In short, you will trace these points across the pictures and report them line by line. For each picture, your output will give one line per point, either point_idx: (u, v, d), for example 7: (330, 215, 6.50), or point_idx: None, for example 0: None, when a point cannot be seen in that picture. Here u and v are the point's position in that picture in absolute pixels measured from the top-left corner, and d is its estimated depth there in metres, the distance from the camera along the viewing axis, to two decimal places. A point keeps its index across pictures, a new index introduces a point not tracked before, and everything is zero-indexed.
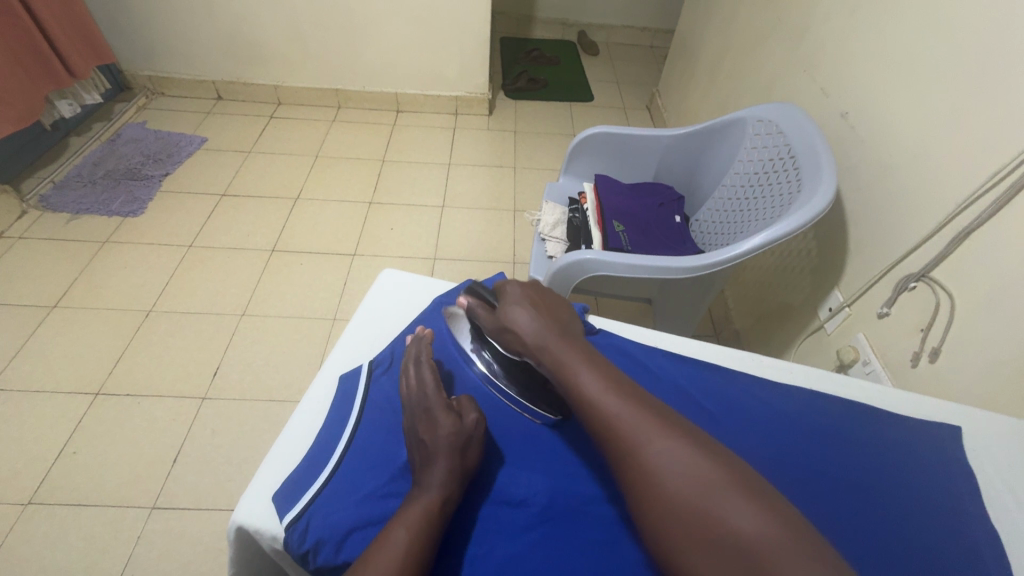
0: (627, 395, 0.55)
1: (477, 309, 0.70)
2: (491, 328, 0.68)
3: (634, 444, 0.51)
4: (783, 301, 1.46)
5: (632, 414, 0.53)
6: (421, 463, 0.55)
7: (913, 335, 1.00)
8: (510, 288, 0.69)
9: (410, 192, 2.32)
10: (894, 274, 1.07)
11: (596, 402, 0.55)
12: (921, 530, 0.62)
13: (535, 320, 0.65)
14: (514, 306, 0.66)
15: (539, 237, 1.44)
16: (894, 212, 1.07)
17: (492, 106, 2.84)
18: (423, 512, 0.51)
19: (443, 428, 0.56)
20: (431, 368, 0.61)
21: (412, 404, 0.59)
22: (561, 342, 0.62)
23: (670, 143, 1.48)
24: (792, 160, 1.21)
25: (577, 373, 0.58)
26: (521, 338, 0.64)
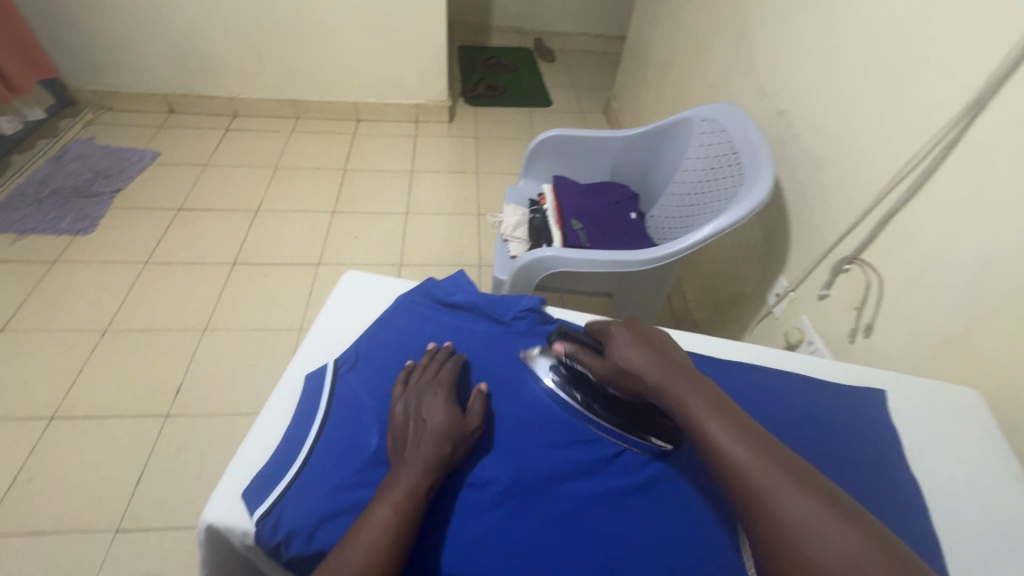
0: (763, 445, 0.55)
1: (581, 350, 0.72)
2: (601, 369, 0.69)
3: (772, 498, 0.51)
4: (736, 290, 1.53)
5: (770, 466, 0.53)
6: (414, 445, 0.58)
7: (850, 313, 1.08)
8: (619, 331, 0.72)
9: (373, 200, 2.33)
10: (831, 257, 1.15)
11: (727, 451, 0.55)
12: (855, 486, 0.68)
13: (649, 363, 0.66)
14: (628, 348, 0.68)
15: (502, 238, 1.47)
16: (828, 200, 1.15)
17: (452, 114, 2.87)
18: (406, 490, 0.54)
19: (446, 417, 0.60)
20: (451, 369, 0.66)
21: (416, 391, 0.63)
22: (682, 387, 0.63)
23: (623, 143, 1.55)
24: (735, 156, 1.28)
25: (702, 419, 0.59)
26: (638, 379, 0.66)
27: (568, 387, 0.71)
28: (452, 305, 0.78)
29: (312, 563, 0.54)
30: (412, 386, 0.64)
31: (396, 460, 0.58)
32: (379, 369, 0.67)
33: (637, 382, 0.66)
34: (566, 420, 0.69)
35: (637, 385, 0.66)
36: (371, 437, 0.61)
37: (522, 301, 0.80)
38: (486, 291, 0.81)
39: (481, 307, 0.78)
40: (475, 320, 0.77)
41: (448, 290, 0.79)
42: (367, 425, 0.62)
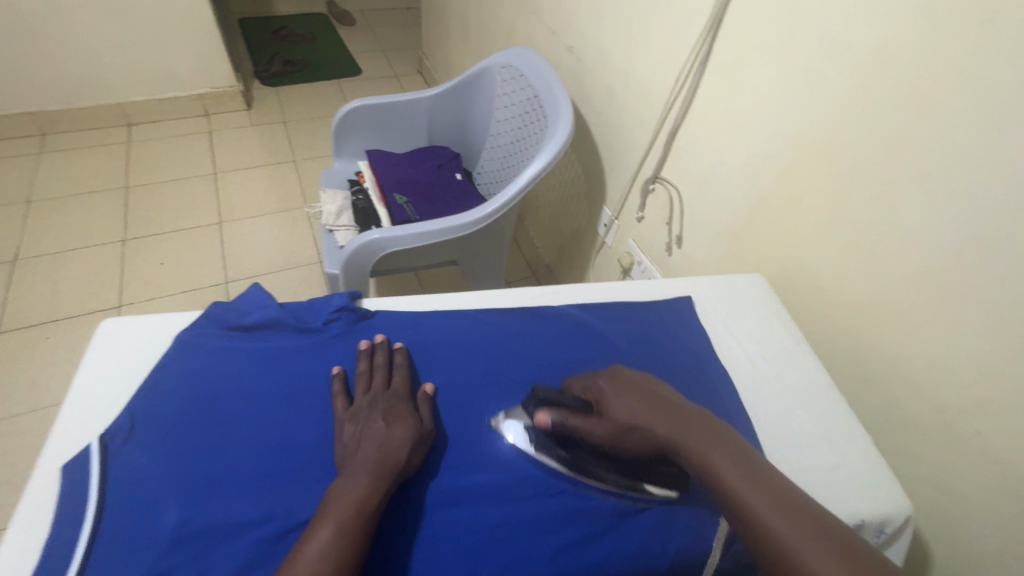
0: (789, 500, 0.54)
1: (572, 417, 0.62)
2: (600, 435, 0.61)
3: (801, 552, 0.50)
4: (574, 228, 1.59)
5: (788, 517, 0.53)
6: (370, 452, 0.55)
7: (663, 228, 1.18)
8: (607, 384, 0.64)
9: (174, 214, 1.99)
10: (638, 180, 1.23)
11: (755, 505, 0.54)
12: None
13: (659, 417, 0.61)
14: (623, 408, 0.61)
15: (326, 229, 1.34)
16: (626, 127, 1.22)
17: (249, 99, 2.52)
18: (357, 502, 0.51)
19: (404, 428, 0.58)
20: (403, 374, 0.64)
21: (367, 401, 0.60)
22: (697, 436, 0.59)
23: (431, 104, 1.48)
24: (537, 100, 1.29)
25: (716, 464, 0.57)
26: (652, 434, 0.60)
27: (552, 454, 0.62)
28: (248, 327, 0.66)
29: None
30: (360, 396, 0.61)
31: (344, 470, 0.54)
32: (167, 430, 0.56)
33: (648, 438, 0.60)
34: None
35: (651, 442, 0.60)
36: (171, 512, 0.51)
37: (332, 303, 0.70)
38: (287, 301, 0.71)
39: (284, 320, 0.67)
40: (281, 336, 0.66)
41: (242, 311, 0.67)
42: (163, 498, 0.52)
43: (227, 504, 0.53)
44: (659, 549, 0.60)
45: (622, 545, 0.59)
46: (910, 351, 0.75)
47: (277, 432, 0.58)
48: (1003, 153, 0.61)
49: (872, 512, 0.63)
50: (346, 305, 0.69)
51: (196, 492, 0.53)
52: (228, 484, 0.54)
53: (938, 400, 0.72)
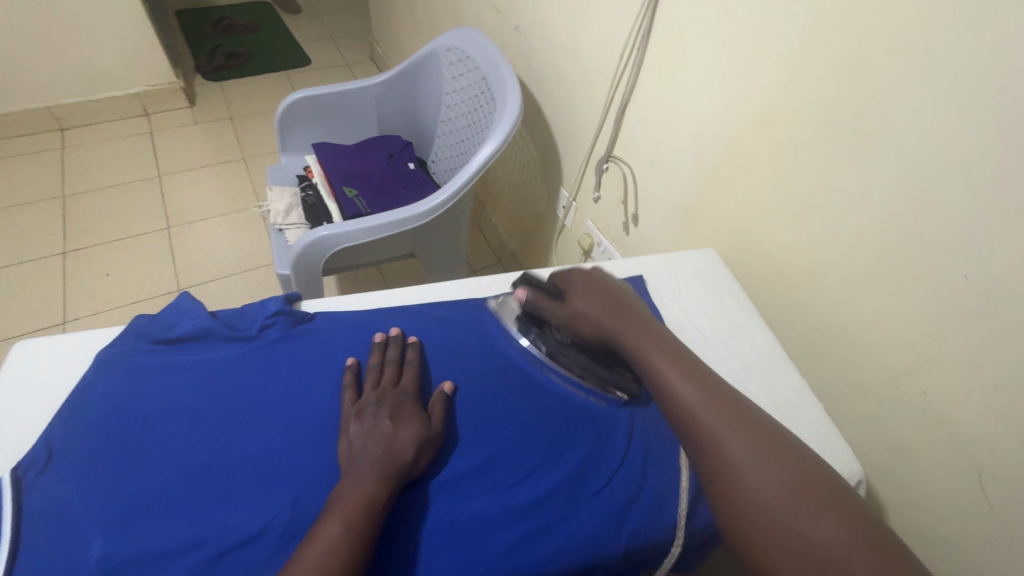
0: (708, 386, 0.61)
1: (543, 300, 0.72)
2: (562, 319, 0.71)
3: (708, 426, 0.57)
4: (534, 212, 1.57)
5: (707, 399, 0.59)
6: (377, 451, 0.55)
7: (619, 208, 1.16)
8: (577, 279, 0.73)
9: (118, 222, 1.89)
10: (592, 160, 1.21)
11: (679, 390, 0.61)
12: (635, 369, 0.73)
13: (617, 316, 0.69)
14: (583, 300, 0.70)
15: (275, 228, 1.29)
16: (576, 106, 1.20)
17: (192, 95, 2.40)
18: (362, 500, 0.51)
19: (413, 427, 0.58)
20: (414, 371, 0.64)
21: (376, 398, 0.60)
22: (643, 336, 0.67)
23: (377, 92, 1.43)
24: (485, 82, 1.25)
25: (653, 356, 0.65)
26: (606, 328, 0.68)
27: (527, 335, 0.72)
28: (175, 340, 0.62)
29: None
30: (369, 391, 0.61)
31: (351, 467, 0.54)
32: (90, 455, 0.53)
33: (601, 330, 0.69)
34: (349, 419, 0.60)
35: (596, 332, 0.69)
36: (96, 543, 0.48)
37: (267, 308, 0.67)
38: (219, 309, 0.67)
39: (214, 329, 0.63)
40: (212, 347, 0.63)
41: (168, 322, 0.63)
42: (86, 529, 0.49)
43: (157, 531, 0.50)
44: (613, 540, 0.59)
45: (574, 537, 0.58)
46: (857, 317, 0.76)
47: (211, 448, 0.55)
48: (934, 113, 0.61)
49: None
50: (283, 310, 0.65)
51: (121, 522, 0.50)
52: (158, 508, 0.51)
53: (885, 362, 0.73)
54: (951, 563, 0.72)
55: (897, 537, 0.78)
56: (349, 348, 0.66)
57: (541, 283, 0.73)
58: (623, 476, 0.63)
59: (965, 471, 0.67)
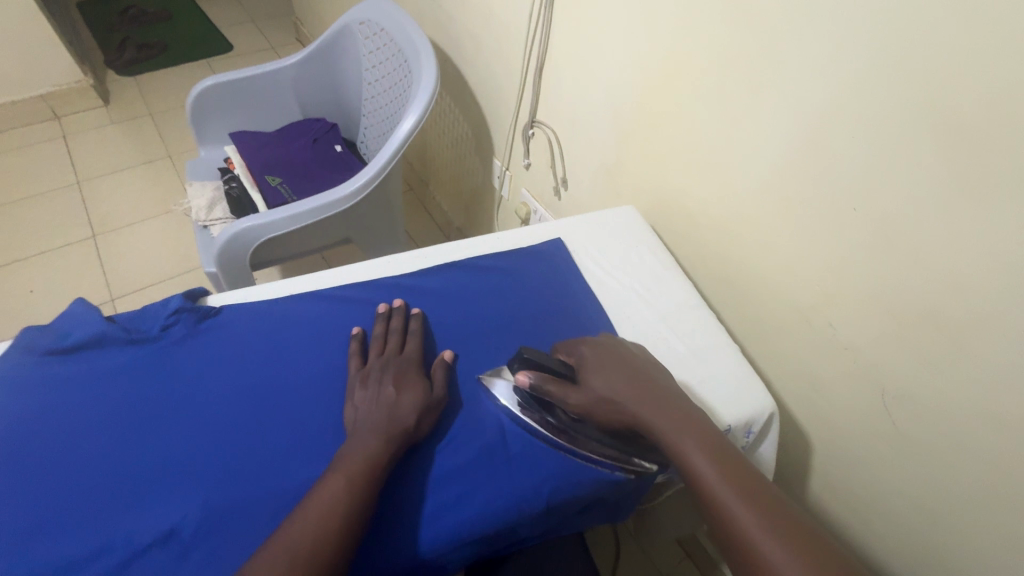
0: (726, 456, 0.55)
1: (550, 382, 0.61)
2: (577, 403, 0.60)
3: (740, 526, 0.50)
4: (473, 184, 1.55)
5: (732, 484, 0.53)
6: (380, 414, 0.57)
7: (549, 173, 1.16)
8: (591, 355, 0.63)
9: (36, 235, 1.78)
10: (518, 126, 1.19)
11: (714, 487, 0.53)
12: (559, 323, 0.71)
13: (635, 397, 0.59)
14: (602, 380, 0.60)
15: (200, 225, 1.24)
16: (497, 70, 1.17)
17: (105, 93, 2.25)
18: (368, 460, 0.53)
19: (416, 394, 0.59)
20: (417, 339, 0.65)
21: (379, 363, 0.62)
22: (668, 416, 0.58)
23: (292, 74, 1.37)
24: (401, 55, 1.21)
25: (676, 435, 0.56)
26: (623, 411, 0.59)
27: (533, 414, 0.61)
28: (70, 350, 0.60)
29: None
30: (373, 357, 0.63)
31: (355, 430, 0.56)
32: None
33: (619, 415, 0.59)
34: (258, 410, 0.59)
35: (622, 418, 0.59)
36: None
37: (165, 308, 0.64)
38: (117, 314, 0.64)
39: (110, 336, 0.61)
40: (112, 354, 0.61)
41: (62, 333, 0.61)
42: None
43: (60, 545, 0.49)
44: (533, 497, 0.59)
45: (495, 497, 0.58)
46: (768, 260, 0.78)
47: (113, 460, 0.54)
48: (817, 52, 0.62)
49: (741, 416, 0.66)
50: (181, 308, 0.63)
51: (26, 538, 0.49)
52: (61, 523, 0.51)
53: (797, 301, 0.76)
54: (869, 479, 0.77)
55: (822, 462, 0.82)
56: (259, 340, 0.64)
57: (547, 363, 0.62)
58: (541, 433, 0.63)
59: (872, 394, 0.71)
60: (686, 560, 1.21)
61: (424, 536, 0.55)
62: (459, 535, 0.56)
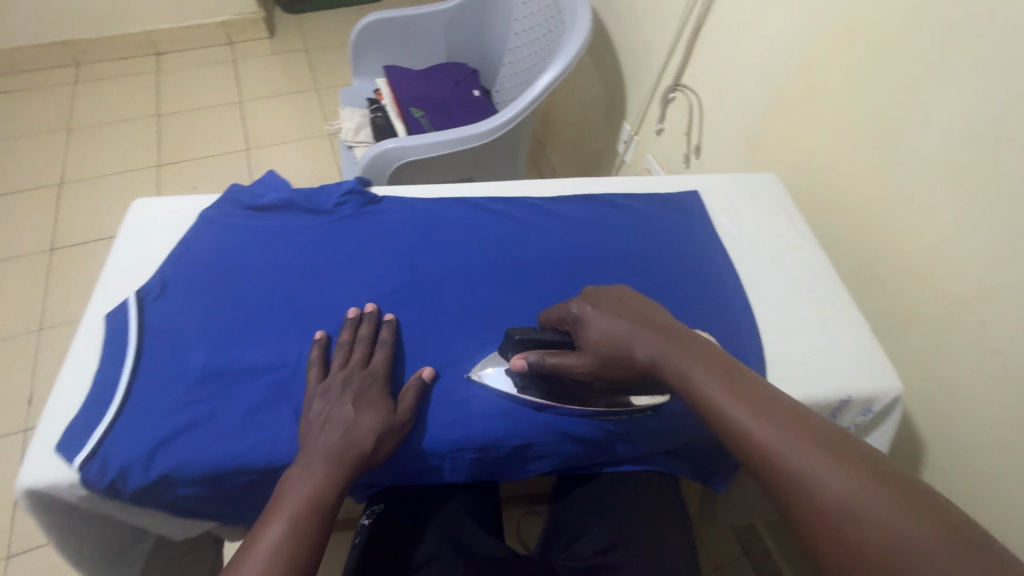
0: (736, 376, 0.51)
1: (550, 357, 0.57)
2: (585, 369, 0.57)
3: (776, 449, 0.45)
4: (593, 148, 1.56)
5: (755, 403, 0.49)
6: (333, 439, 0.51)
7: (682, 139, 1.15)
8: (586, 310, 0.59)
9: (203, 142, 2.04)
10: (659, 89, 1.18)
11: (709, 390, 0.51)
12: (687, 265, 0.72)
13: (635, 330, 0.56)
14: (604, 326, 0.57)
15: (345, 145, 1.36)
16: (648, 30, 1.16)
17: (272, 27, 2.50)
18: (310, 498, 0.48)
19: (375, 419, 0.53)
20: (386, 352, 0.58)
21: (341, 378, 0.55)
22: (672, 348, 0.54)
23: (447, 18, 1.44)
24: (556, 6, 1.24)
25: (685, 366, 0.53)
26: (626, 349, 0.56)
27: (535, 390, 0.59)
28: (263, 207, 0.70)
29: (161, 489, 0.52)
30: (336, 369, 0.56)
31: (303, 454, 0.50)
32: (192, 288, 0.61)
33: (621, 360, 0.56)
34: (408, 283, 0.65)
35: (625, 363, 0.56)
36: (197, 354, 0.57)
37: (339, 188, 0.72)
38: (299, 187, 0.73)
39: (296, 201, 0.70)
40: (294, 216, 0.69)
41: (257, 193, 0.71)
42: (190, 344, 0.57)
43: (246, 354, 0.57)
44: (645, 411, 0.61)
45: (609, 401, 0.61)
46: (920, 249, 0.73)
47: (288, 296, 0.62)
48: None
49: (862, 393, 0.64)
50: (354, 189, 0.71)
51: (220, 342, 0.58)
52: (245, 335, 0.59)
53: (946, 296, 0.70)
54: (989, 500, 0.71)
55: (934, 475, 0.77)
56: (413, 227, 0.70)
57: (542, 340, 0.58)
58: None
59: (1018, 407, 0.65)
60: (742, 557, 1.17)
61: (532, 425, 0.59)
62: (563, 430, 0.60)
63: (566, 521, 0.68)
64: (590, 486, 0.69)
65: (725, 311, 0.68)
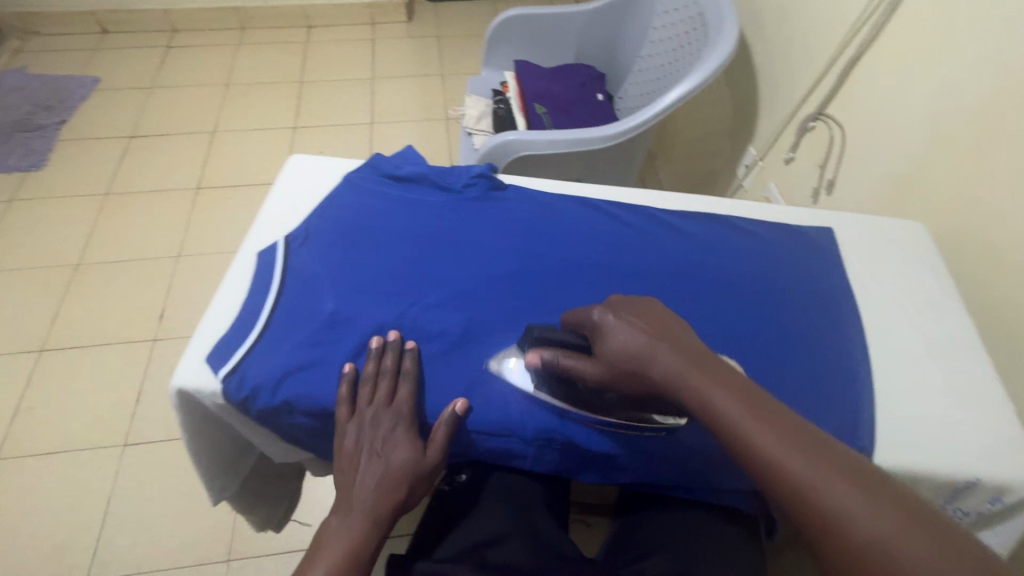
0: (757, 397, 0.46)
1: (566, 359, 0.55)
2: (599, 378, 0.54)
3: (803, 480, 0.41)
4: (709, 168, 1.51)
5: (785, 431, 0.44)
6: (371, 491, 0.54)
7: (814, 171, 1.08)
8: (607, 318, 0.55)
9: (334, 110, 2.21)
10: (798, 115, 1.12)
11: (732, 417, 0.45)
12: (812, 304, 0.68)
13: (655, 343, 0.51)
14: (622, 335, 0.52)
15: (466, 131, 1.42)
16: (797, 54, 1.10)
17: (410, 11, 2.65)
18: (354, 551, 0.52)
19: (406, 464, 0.55)
20: (410, 389, 0.58)
21: (371, 418, 0.56)
22: (695, 367, 0.49)
23: (584, 20, 1.45)
24: (700, 18, 1.21)
25: (706, 390, 0.48)
26: (646, 363, 0.51)
27: (550, 391, 0.58)
28: (400, 178, 0.75)
29: (281, 414, 0.58)
30: (363, 408, 0.57)
31: (346, 505, 0.54)
32: (330, 241, 0.67)
33: (640, 375, 0.52)
34: (522, 269, 0.67)
35: (644, 379, 0.51)
36: (326, 301, 0.62)
37: (470, 170, 0.76)
38: (433, 164, 0.78)
39: (429, 177, 0.74)
40: (425, 190, 0.74)
41: (396, 164, 0.76)
42: (323, 290, 0.63)
43: (368, 308, 0.62)
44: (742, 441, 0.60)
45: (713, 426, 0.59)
46: None
47: (411, 263, 0.66)
48: None
49: (994, 479, 0.57)
50: (483, 173, 0.74)
51: (347, 294, 0.63)
52: (370, 292, 0.64)
53: None
54: None
55: None
56: (533, 218, 0.72)
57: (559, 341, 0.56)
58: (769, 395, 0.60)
59: None
60: None
61: (620, 432, 0.59)
62: (652, 444, 0.59)
63: (636, 534, 0.68)
64: (664, 512, 0.68)
65: (848, 361, 0.64)
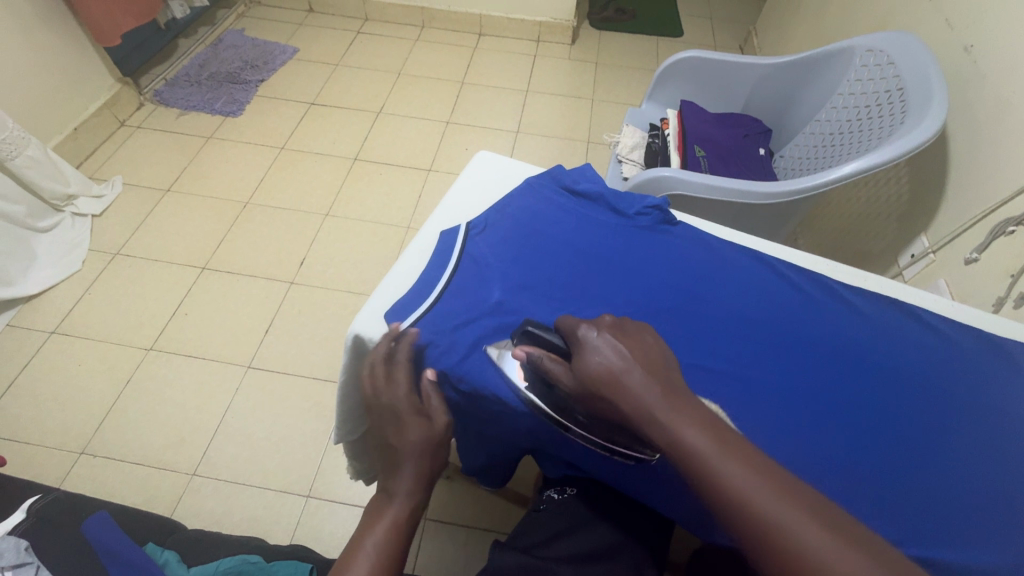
0: (730, 437, 0.47)
1: (548, 364, 0.56)
2: (576, 394, 0.54)
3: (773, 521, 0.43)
4: (865, 249, 1.42)
5: (753, 476, 0.45)
6: (397, 472, 0.59)
7: (1001, 280, 0.97)
8: (589, 335, 0.54)
9: (486, 114, 2.35)
10: (993, 217, 1.01)
11: (707, 456, 0.46)
12: (999, 425, 0.61)
13: (633, 368, 0.51)
14: (599, 357, 0.52)
15: (617, 158, 1.47)
16: (1009, 153, 0.99)
17: (575, 35, 2.75)
18: (390, 526, 0.57)
19: (415, 439, 0.59)
20: (405, 372, 0.62)
21: (379, 401, 0.61)
22: (670, 400, 0.49)
23: (764, 73, 1.42)
24: (901, 94, 1.14)
25: (678, 426, 0.47)
26: (622, 391, 0.50)
27: (537, 392, 0.59)
28: (577, 193, 0.79)
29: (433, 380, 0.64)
30: (372, 394, 0.62)
31: (384, 489, 0.60)
32: (506, 236, 0.72)
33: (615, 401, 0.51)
34: (682, 306, 0.67)
35: (617, 406, 0.51)
36: (493, 290, 0.67)
37: (646, 199, 0.79)
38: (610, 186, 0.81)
39: (606, 197, 0.78)
40: (598, 209, 0.78)
41: (575, 178, 0.80)
42: (492, 280, 0.68)
43: (530, 307, 0.66)
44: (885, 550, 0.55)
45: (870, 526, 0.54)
46: None
47: (574, 274, 0.69)
48: None
49: None
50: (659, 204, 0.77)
51: (513, 288, 0.67)
52: (534, 292, 0.67)
53: None
54: None
55: None
56: (699, 259, 0.73)
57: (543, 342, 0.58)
58: (933, 510, 0.55)
59: None
60: None
61: None
62: None
63: None
64: None
65: None
